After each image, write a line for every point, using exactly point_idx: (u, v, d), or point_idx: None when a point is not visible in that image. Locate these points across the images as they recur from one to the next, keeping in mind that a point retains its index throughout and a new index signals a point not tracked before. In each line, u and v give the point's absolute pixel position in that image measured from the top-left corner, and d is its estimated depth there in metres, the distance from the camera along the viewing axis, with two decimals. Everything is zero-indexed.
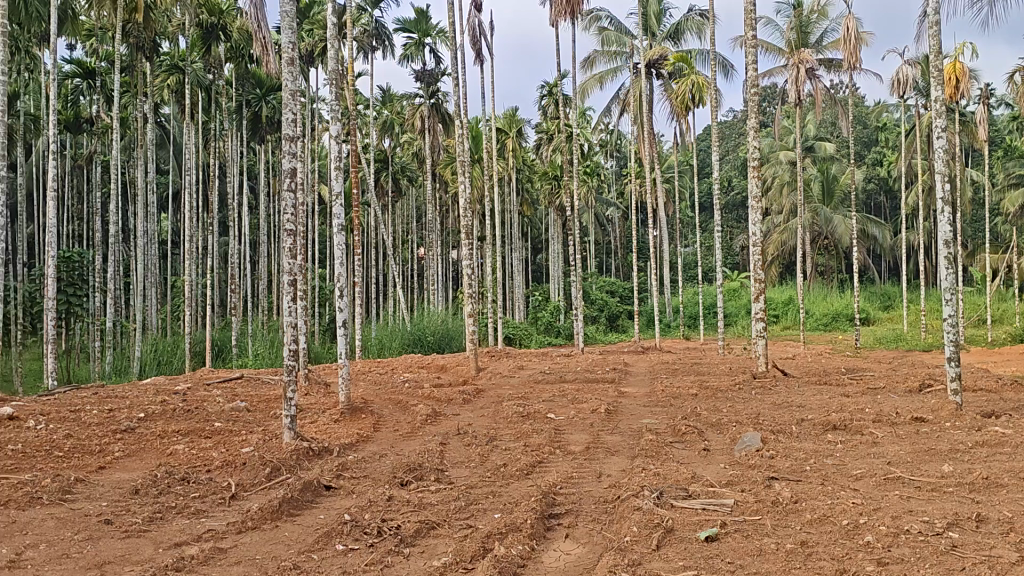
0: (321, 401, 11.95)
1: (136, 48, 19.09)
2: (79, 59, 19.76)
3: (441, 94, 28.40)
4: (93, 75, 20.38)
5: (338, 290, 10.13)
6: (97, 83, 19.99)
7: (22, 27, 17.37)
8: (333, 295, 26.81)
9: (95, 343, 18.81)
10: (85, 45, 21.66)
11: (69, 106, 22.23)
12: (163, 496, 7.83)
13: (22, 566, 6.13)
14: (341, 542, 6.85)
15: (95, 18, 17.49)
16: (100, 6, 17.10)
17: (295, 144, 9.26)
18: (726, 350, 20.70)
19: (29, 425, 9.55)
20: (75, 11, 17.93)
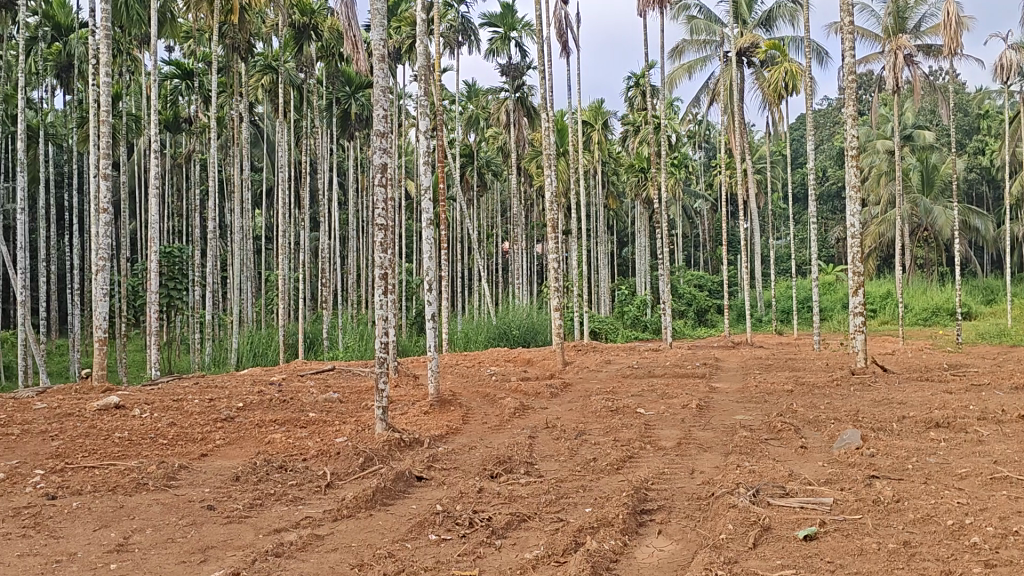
0: (411, 393, 12.08)
1: (232, 49, 19.66)
2: (177, 61, 20.41)
3: (527, 88, 28.43)
4: (190, 75, 21.02)
5: (427, 284, 10.18)
6: (195, 83, 20.65)
7: (125, 30, 18.10)
8: (421, 289, 27.10)
9: (194, 335, 19.45)
10: (184, 47, 22.35)
11: (168, 106, 22.96)
12: (262, 484, 8.06)
13: (130, 550, 6.41)
14: (433, 532, 6.93)
15: (192, 19, 18.06)
16: (198, 8, 17.62)
17: (386, 139, 9.39)
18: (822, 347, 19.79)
19: (134, 414, 9.94)
20: (174, 14, 18.55)
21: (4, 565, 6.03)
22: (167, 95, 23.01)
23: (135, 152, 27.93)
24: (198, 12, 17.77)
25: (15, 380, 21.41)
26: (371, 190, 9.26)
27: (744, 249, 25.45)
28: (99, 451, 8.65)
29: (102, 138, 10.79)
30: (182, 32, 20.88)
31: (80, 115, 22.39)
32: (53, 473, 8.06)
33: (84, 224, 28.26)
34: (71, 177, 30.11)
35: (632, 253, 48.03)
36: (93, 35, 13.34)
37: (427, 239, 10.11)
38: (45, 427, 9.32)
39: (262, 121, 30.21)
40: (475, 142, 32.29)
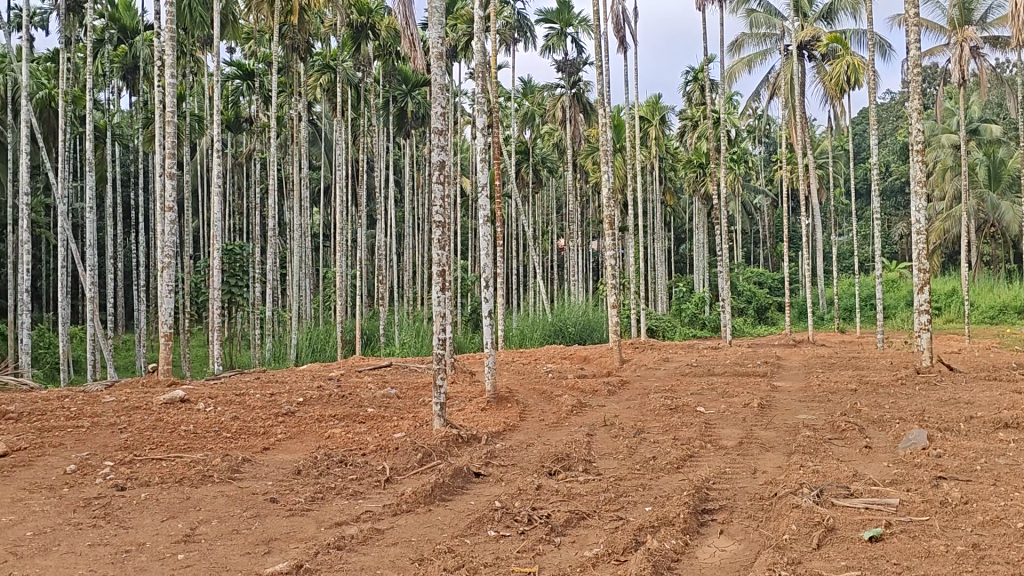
0: (468, 390, 12.15)
1: (292, 48, 19.93)
2: (238, 61, 20.80)
3: (584, 84, 28.34)
4: (251, 76, 21.40)
5: (484, 281, 10.21)
6: (256, 84, 21.03)
7: (189, 32, 18.53)
8: (476, 286, 27.17)
9: (255, 330, 19.79)
10: (245, 48, 22.76)
11: (231, 106, 23.43)
12: (322, 478, 8.18)
13: (197, 541, 6.57)
14: (493, 528, 6.96)
15: (254, 20, 18.39)
16: (259, 10, 17.93)
17: (444, 137, 9.48)
18: (886, 344, 19.67)
19: (199, 408, 10.16)
20: (235, 16, 18.89)
21: (77, 554, 6.21)
22: (229, 96, 23.44)
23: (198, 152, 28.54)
24: (258, 12, 18.05)
25: (85, 374, 22.09)
26: (429, 187, 9.34)
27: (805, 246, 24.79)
28: (166, 443, 8.86)
29: (167, 137, 10.99)
30: (244, 33, 21.28)
31: (146, 115, 22.98)
32: (122, 464, 8.28)
33: (149, 223, 28.97)
34: (137, 176, 30.89)
35: (689, 251, 47.59)
36: (160, 38, 13.63)
37: (483, 235, 10.15)
38: (114, 419, 9.58)
39: (320, 120, 30.56)
40: (531, 139, 32.32)
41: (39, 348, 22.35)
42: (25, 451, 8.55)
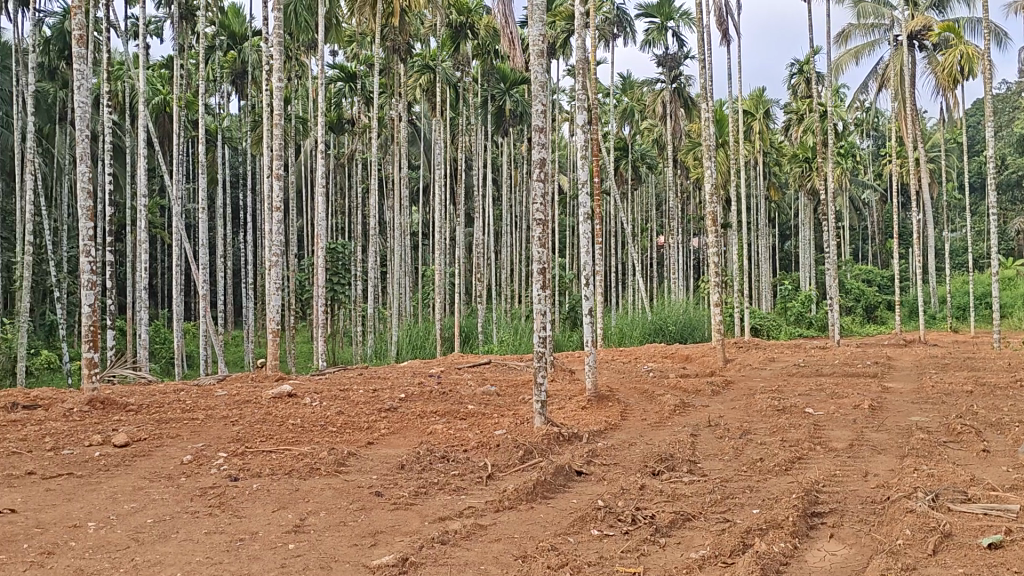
0: (568, 388, 12.13)
1: (392, 50, 20.24)
2: (341, 64, 21.32)
3: (684, 79, 28.00)
4: (354, 78, 21.88)
5: (583, 279, 10.16)
6: (358, 86, 21.51)
7: (294, 37, 19.13)
8: (575, 283, 27.11)
9: (357, 327, 20.20)
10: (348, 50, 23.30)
11: (334, 108, 24.03)
12: (426, 473, 8.30)
13: (306, 531, 6.75)
14: (596, 528, 6.92)
15: (356, 22, 18.78)
16: (362, 13, 18.30)
17: (544, 135, 9.52)
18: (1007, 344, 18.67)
19: (305, 403, 10.45)
20: (339, 19, 19.32)
21: (194, 542, 6.45)
22: (332, 98, 24.04)
23: (302, 153, 29.39)
24: (360, 14, 18.40)
25: (198, 367, 23.02)
26: (530, 184, 9.43)
27: (917, 241, 23.73)
28: (275, 436, 9.13)
29: (274, 138, 11.28)
30: (347, 36, 21.78)
31: (255, 118, 23.79)
32: (234, 456, 8.57)
33: (256, 223, 30.01)
34: (245, 178, 32.04)
35: (793, 248, 46.35)
36: (268, 44, 14.05)
37: (583, 233, 10.14)
38: (226, 412, 9.93)
39: (419, 120, 31.00)
40: (630, 136, 32.05)
41: (156, 343, 23.46)
42: (145, 441, 8.94)
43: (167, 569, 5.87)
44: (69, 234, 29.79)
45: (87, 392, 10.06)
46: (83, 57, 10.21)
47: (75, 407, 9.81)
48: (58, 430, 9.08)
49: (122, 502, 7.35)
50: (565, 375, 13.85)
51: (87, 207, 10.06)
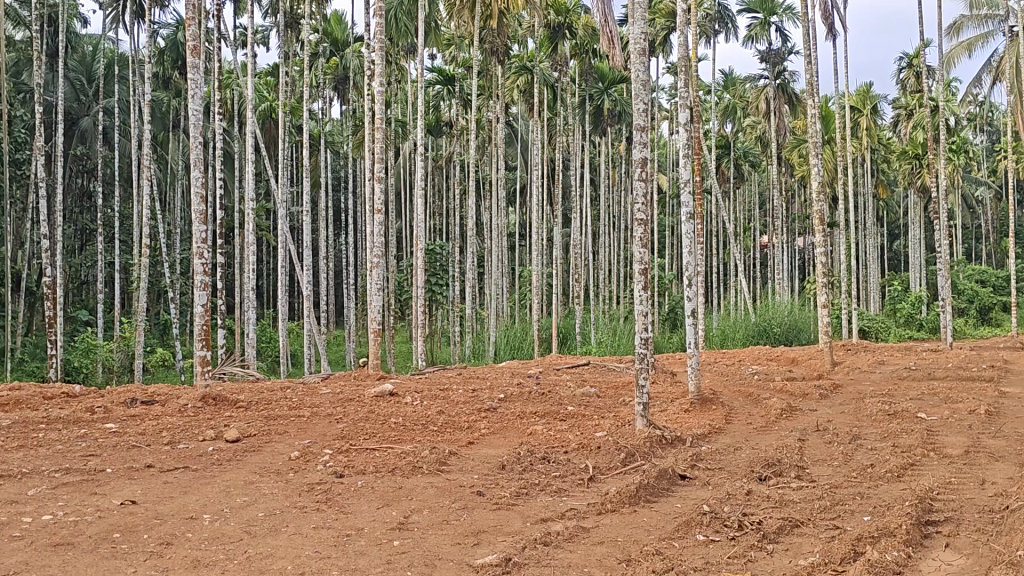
0: (670, 390, 11.98)
1: (490, 52, 20.38)
2: (440, 67, 21.62)
3: (789, 75, 27.39)
4: (451, 81, 22.13)
5: (686, 279, 10.05)
6: (456, 88, 21.76)
7: (395, 42, 19.54)
8: (674, 284, 26.76)
9: (456, 328, 20.43)
10: (447, 53, 23.61)
11: (432, 111, 24.39)
12: (527, 473, 8.32)
13: (411, 529, 6.84)
14: (700, 533, 6.79)
15: (455, 26, 18.98)
16: (460, 16, 18.49)
17: (646, 134, 9.47)
18: None
19: (407, 401, 10.61)
20: (438, 23, 19.59)
21: (303, 536, 6.61)
22: (431, 101, 24.38)
23: (401, 156, 29.92)
24: (459, 17, 18.61)
25: (303, 366, 23.73)
26: (632, 185, 9.41)
27: None
28: (378, 434, 9.30)
29: (375, 143, 11.48)
30: (446, 40, 22.03)
31: (356, 122, 24.37)
32: (339, 453, 8.76)
33: (357, 225, 30.71)
34: (346, 180, 32.83)
35: (902, 247, 44.63)
36: (370, 49, 14.32)
37: (686, 233, 10.11)
38: (330, 410, 10.16)
39: (517, 120, 31.08)
40: (732, 133, 31.44)
41: (262, 341, 24.30)
42: (255, 437, 9.23)
43: (277, 562, 6.01)
44: (182, 237, 31.13)
45: (200, 389, 10.46)
46: (197, 66, 10.64)
47: (189, 403, 10.21)
48: (173, 425, 9.46)
49: (235, 495, 7.60)
50: (666, 377, 13.67)
51: (199, 210, 10.46)
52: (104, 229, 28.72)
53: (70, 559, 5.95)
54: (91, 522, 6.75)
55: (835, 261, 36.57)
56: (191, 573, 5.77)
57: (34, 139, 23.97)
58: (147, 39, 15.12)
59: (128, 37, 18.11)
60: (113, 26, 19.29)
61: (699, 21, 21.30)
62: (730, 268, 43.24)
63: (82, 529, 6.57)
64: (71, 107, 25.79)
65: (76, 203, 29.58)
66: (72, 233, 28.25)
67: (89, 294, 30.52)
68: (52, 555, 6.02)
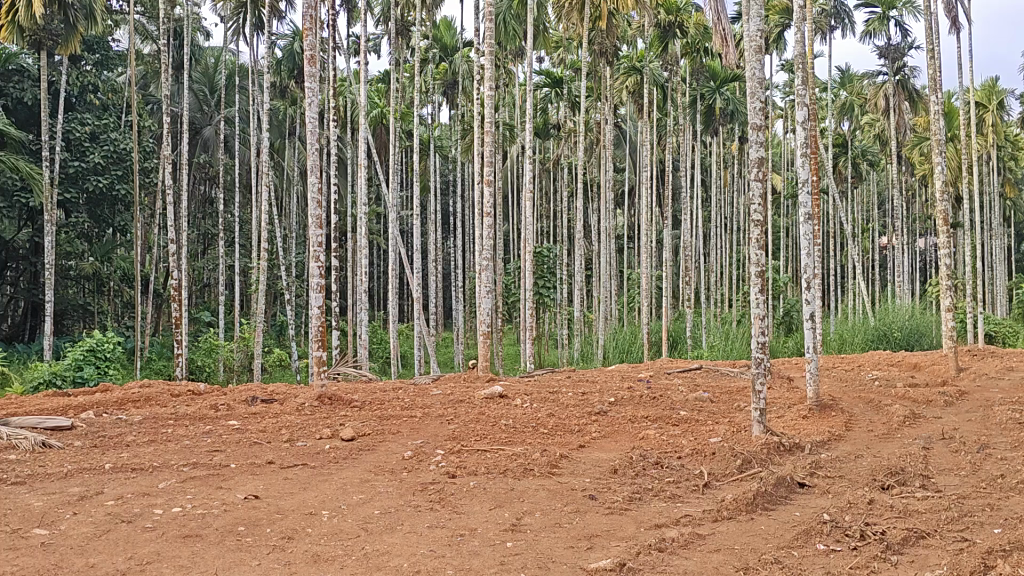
0: (786, 396, 11.64)
1: (599, 54, 20.38)
2: (549, 70, 21.76)
3: (909, 70, 26.40)
4: (560, 83, 22.18)
5: (805, 282, 10.19)
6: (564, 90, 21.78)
7: (504, 44, 19.72)
8: (787, 286, 26.04)
9: (565, 331, 20.43)
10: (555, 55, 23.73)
11: (539, 113, 24.51)
12: (640, 478, 8.21)
13: (523, 530, 6.84)
14: (821, 542, 6.56)
15: (564, 29, 18.99)
16: (568, 18, 18.50)
17: (761, 133, 9.26)
18: None
19: (517, 403, 10.65)
20: (546, 26, 19.67)
21: (418, 535, 6.68)
22: (539, 104, 24.48)
23: (509, 159, 30.15)
24: (567, 20, 18.65)
25: (412, 367, 24.19)
26: (748, 185, 9.23)
27: None
28: (489, 436, 9.35)
29: (484, 146, 11.61)
30: (554, 43, 22.15)
31: (465, 126, 24.71)
32: (451, 453, 8.85)
33: (464, 228, 31.13)
34: (455, 184, 33.29)
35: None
36: (481, 55, 14.42)
37: (803, 233, 10.10)
38: (441, 411, 10.28)
39: (626, 122, 30.84)
40: (849, 132, 30.44)
41: (373, 343, 24.90)
42: (370, 437, 9.42)
43: (394, 559, 6.10)
44: (296, 241, 32.20)
45: (316, 389, 10.77)
46: (313, 76, 10.97)
47: (307, 402, 10.52)
48: (292, 423, 9.76)
49: (353, 492, 7.76)
50: (782, 383, 13.29)
51: (315, 216, 10.77)
52: (226, 234, 30.03)
53: (198, 550, 6.18)
54: (217, 515, 7.01)
55: (957, 263, 34.88)
56: (312, 567, 5.91)
57: (161, 148, 25.29)
58: (266, 51, 15.65)
59: (248, 48, 18.82)
60: (233, 39, 20.12)
61: (813, 17, 20.72)
62: (846, 269, 41.84)
63: (209, 522, 6.81)
64: (194, 117, 27.04)
65: (198, 209, 31.04)
66: (194, 238, 29.67)
67: (210, 296, 32.00)
68: (182, 546, 6.26)
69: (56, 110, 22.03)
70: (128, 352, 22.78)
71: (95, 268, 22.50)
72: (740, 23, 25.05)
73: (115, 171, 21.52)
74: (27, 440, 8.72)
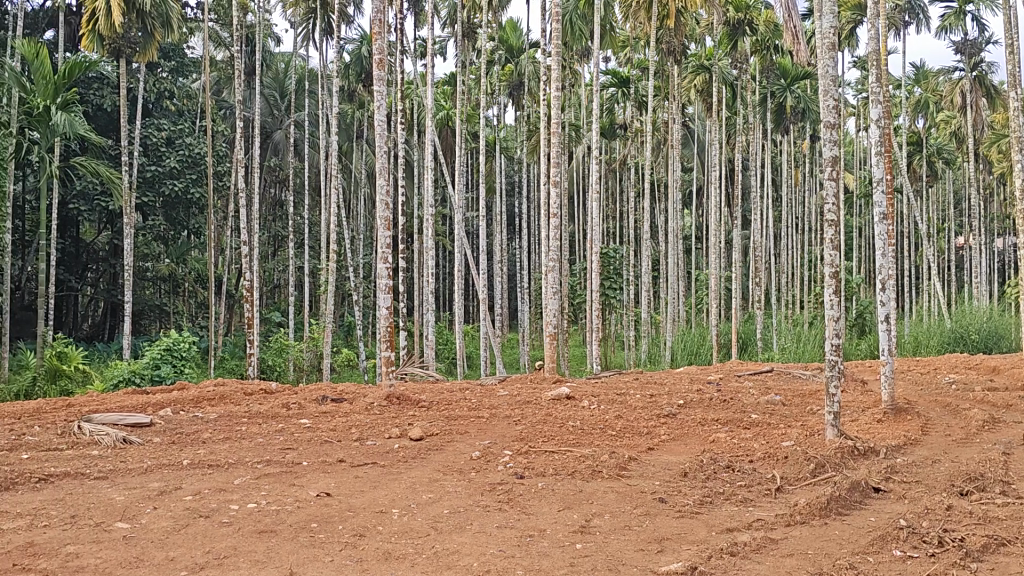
0: (860, 399, 11.39)
1: (668, 52, 20.23)
2: (616, 70, 21.72)
3: (988, 65, 25.62)
4: (627, 83, 22.13)
5: (879, 283, 9.94)
6: (632, 89, 21.70)
7: (570, 43, 19.70)
8: (860, 288, 25.48)
9: (633, 333, 20.38)
10: (621, 54, 23.67)
11: (606, 112, 24.49)
12: (711, 482, 8.11)
13: (592, 532, 6.80)
14: (897, 548, 6.38)
15: (632, 28, 18.91)
16: (637, 16, 18.42)
17: (835, 131, 9.05)
18: None
19: (584, 405, 10.61)
20: (614, 26, 19.61)
21: (487, 535, 6.69)
22: (605, 104, 24.42)
23: (575, 160, 30.15)
24: (634, 19, 18.57)
25: (479, 367, 24.36)
26: (821, 185, 9.05)
27: None
28: (557, 437, 9.33)
29: (551, 145, 11.60)
30: (621, 43, 22.11)
31: (532, 127, 24.79)
32: (518, 454, 8.85)
33: (530, 229, 31.22)
34: (520, 184, 33.36)
35: None
36: (548, 55, 14.45)
37: (877, 233, 9.91)
38: (509, 411, 10.30)
39: (692, 122, 30.51)
40: (924, 129, 29.67)
41: (440, 344, 25.12)
42: (438, 437, 9.48)
43: (463, 558, 6.12)
44: (365, 242, 32.69)
45: (385, 389, 10.90)
46: (382, 79, 11.08)
47: (376, 402, 10.65)
48: (362, 423, 9.88)
49: (422, 492, 7.81)
50: (856, 386, 13.01)
51: (383, 217, 10.88)
52: (296, 235, 30.67)
53: (272, 546, 6.28)
54: (290, 512, 7.13)
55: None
56: (384, 565, 5.96)
57: (234, 152, 25.90)
58: (336, 55, 15.89)
59: (318, 53, 19.18)
60: (304, 44, 20.53)
61: (887, 13, 20.24)
62: (921, 268, 40.73)
63: (283, 518, 6.93)
64: (265, 121, 27.66)
65: (269, 212, 31.74)
66: (266, 240, 30.34)
67: (281, 295, 32.68)
68: (257, 541, 6.38)
69: (134, 115, 22.81)
70: (202, 352, 23.42)
71: (171, 270, 23.17)
72: (812, 20, 24.56)
73: (190, 175, 22.23)
74: (109, 436, 9.01)
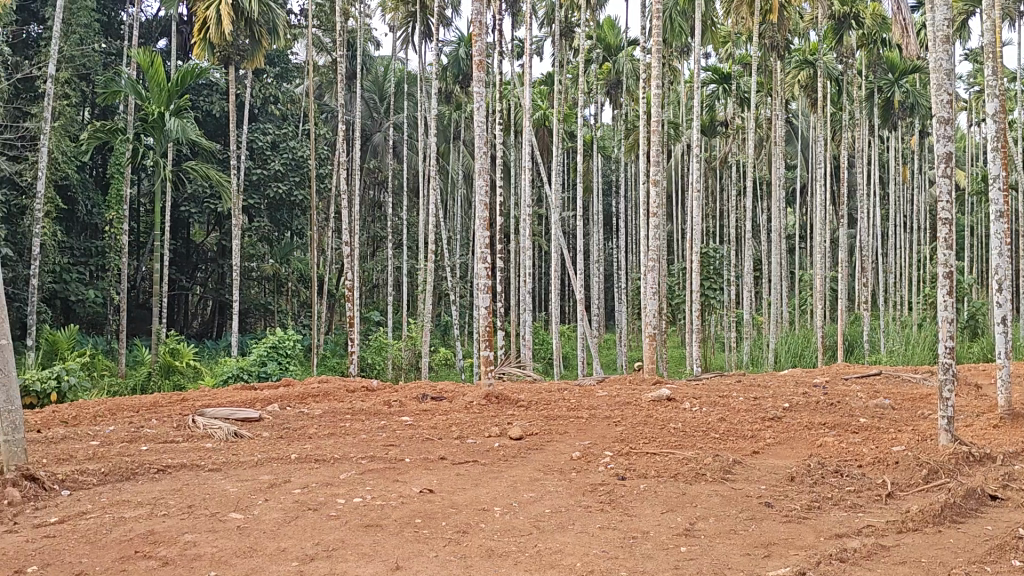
0: (976, 405, 10.94)
1: (770, 48, 19.84)
2: (716, 67, 21.46)
3: None
4: (728, 79, 21.89)
5: (996, 283, 9.52)
6: (732, 86, 21.41)
7: (669, 41, 19.54)
8: (971, 290, 24.45)
9: (735, 334, 20.12)
10: (721, 50, 23.35)
11: (705, 109, 24.18)
12: (819, 487, 7.90)
13: (696, 535, 6.71)
14: (1016, 558, 6.10)
15: (733, 24, 18.65)
16: (739, 12, 18.14)
17: (948, 127, 8.70)
18: None
19: (685, 407, 10.49)
20: (715, 22, 19.34)
21: (589, 535, 6.67)
22: (704, 100, 24.13)
23: (672, 158, 29.88)
24: (736, 14, 18.30)
25: (575, 368, 24.38)
26: (934, 182, 8.72)
27: None
28: (658, 439, 9.25)
29: (653, 144, 11.52)
30: (722, 38, 21.83)
31: (630, 125, 24.71)
32: (619, 455, 8.81)
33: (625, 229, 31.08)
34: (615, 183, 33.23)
35: None
36: (652, 53, 14.40)
37: (994, 231, 9.48)
38: (608, 412, 10.26)
39: (794, 118, 29.83)
40: None
41: (535, 344, 25.30)
42: (538, 436, 9.52)
43: (565, 558, 6.11)
44: (461, 242, 33.08)
45: (484, 388, 11.00)
46: (481, 80, 11.18)
47: (477, 401, 10.76)
48: (463, 421, 9.98)
49: (523, 490, 7.84)
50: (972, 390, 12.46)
51: (483, 217, 10.98)
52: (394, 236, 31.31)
53: (378, 540, 6.40)
54: (395, 507, 7.25)
55: None
56: (487, 561, 6.00)
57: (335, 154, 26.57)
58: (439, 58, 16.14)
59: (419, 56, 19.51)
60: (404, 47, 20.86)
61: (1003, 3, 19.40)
62: None
63: (388, 513, 7.05)
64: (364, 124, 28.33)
65: (367, 213, 32.43)
66: (365, 240, 31.05)
67: (379, 294, 33.43)
68: (364, 535, 6.51)
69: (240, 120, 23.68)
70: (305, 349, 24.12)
71: (274, 271, 23.66)
72: (922, 12, 23.69)
73: (293, 176, 23.19)
74: (221, 430, 9.33)
